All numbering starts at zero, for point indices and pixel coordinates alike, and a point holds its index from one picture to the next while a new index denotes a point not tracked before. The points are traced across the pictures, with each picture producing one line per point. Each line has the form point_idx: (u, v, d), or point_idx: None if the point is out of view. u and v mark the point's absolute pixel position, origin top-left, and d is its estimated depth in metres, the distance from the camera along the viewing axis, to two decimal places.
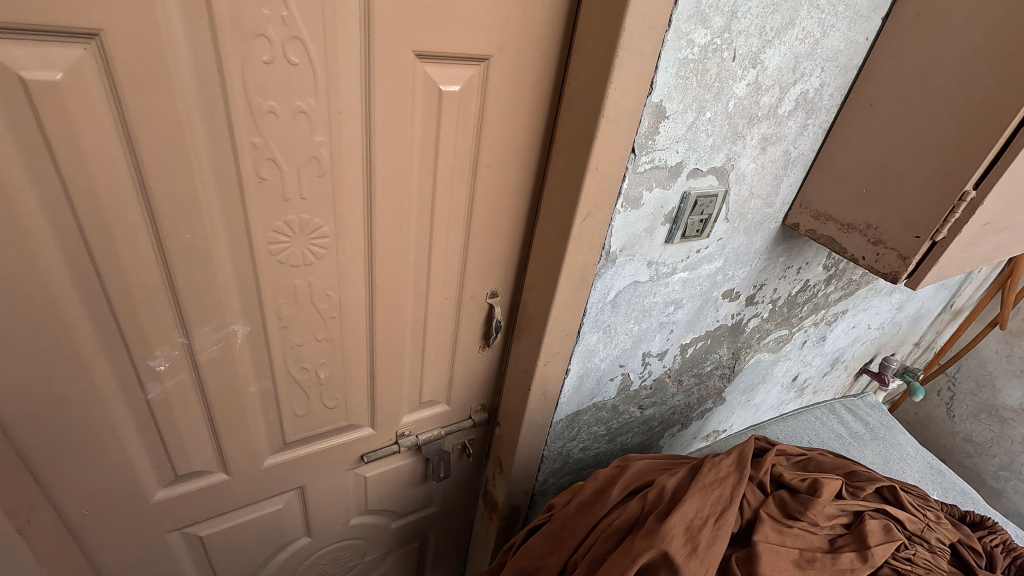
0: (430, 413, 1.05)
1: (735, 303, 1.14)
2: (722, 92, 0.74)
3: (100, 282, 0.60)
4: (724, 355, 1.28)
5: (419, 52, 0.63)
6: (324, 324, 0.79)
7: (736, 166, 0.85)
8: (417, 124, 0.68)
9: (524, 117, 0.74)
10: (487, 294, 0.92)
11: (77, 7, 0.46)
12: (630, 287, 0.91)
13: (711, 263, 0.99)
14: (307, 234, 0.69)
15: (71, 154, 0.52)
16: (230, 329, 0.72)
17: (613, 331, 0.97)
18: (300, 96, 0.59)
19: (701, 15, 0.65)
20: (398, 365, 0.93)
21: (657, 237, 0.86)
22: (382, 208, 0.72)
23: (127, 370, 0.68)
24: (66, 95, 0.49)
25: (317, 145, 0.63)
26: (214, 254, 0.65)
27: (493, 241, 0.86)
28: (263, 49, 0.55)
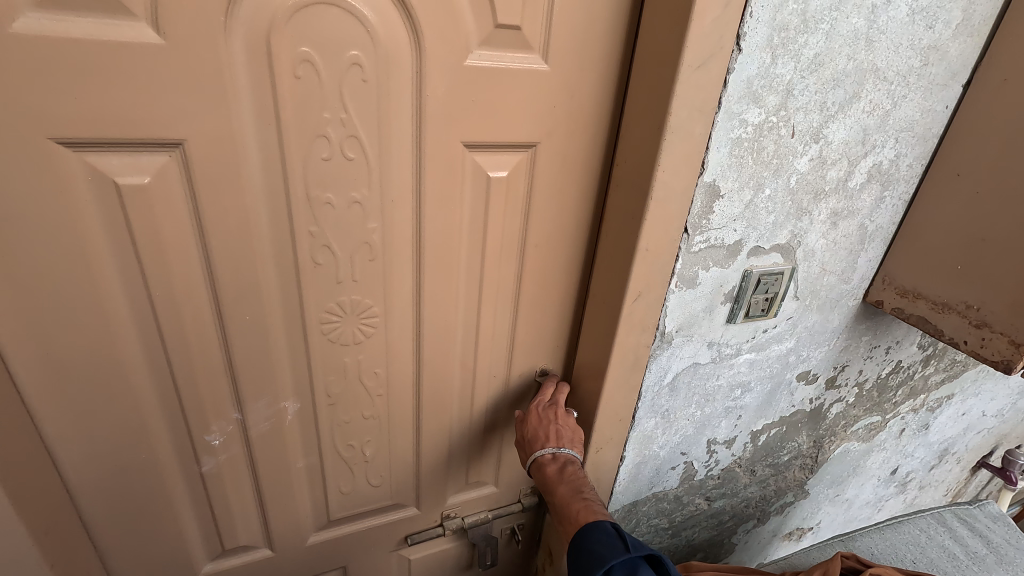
0: (478, 494, 1.01)
1: (814, 386, 1.03)
2: (781, 169, 0.70)
3: (167, 360, 0.64)
4: (804, 443, 1.15)
5: (468, 142, 0.66)
6: (372, 402, 0.80)
7: (804, 242, 0.79)
8: (465, 207, 0.70)
9: (572, 198, 0.74)
10: (536, 372, 0.90)
11: (166, 122, 0.53)
12: (690, 369, 0.85)
13: (782, 343, 0.91)
14: (358, 314, 0.71)
15: (151, 245, 0.58)
16: (281, 406, 0.74)
17: (672, 416, 0.90)
18: (353, 187, 0.63)
19: (754, 95, 0.63)
20: (444, 443, 0.91)
21: (717, 317, 0.80)
22: (431, 288, 0.73)
23: (185, 443, 0.71)
24: (151, 197, 0.55)
25: (370, 232, 0.66)
26: (270, 333, 0.68)
27: (542, 319, 0.84)
28: (323, 147, 0.60)
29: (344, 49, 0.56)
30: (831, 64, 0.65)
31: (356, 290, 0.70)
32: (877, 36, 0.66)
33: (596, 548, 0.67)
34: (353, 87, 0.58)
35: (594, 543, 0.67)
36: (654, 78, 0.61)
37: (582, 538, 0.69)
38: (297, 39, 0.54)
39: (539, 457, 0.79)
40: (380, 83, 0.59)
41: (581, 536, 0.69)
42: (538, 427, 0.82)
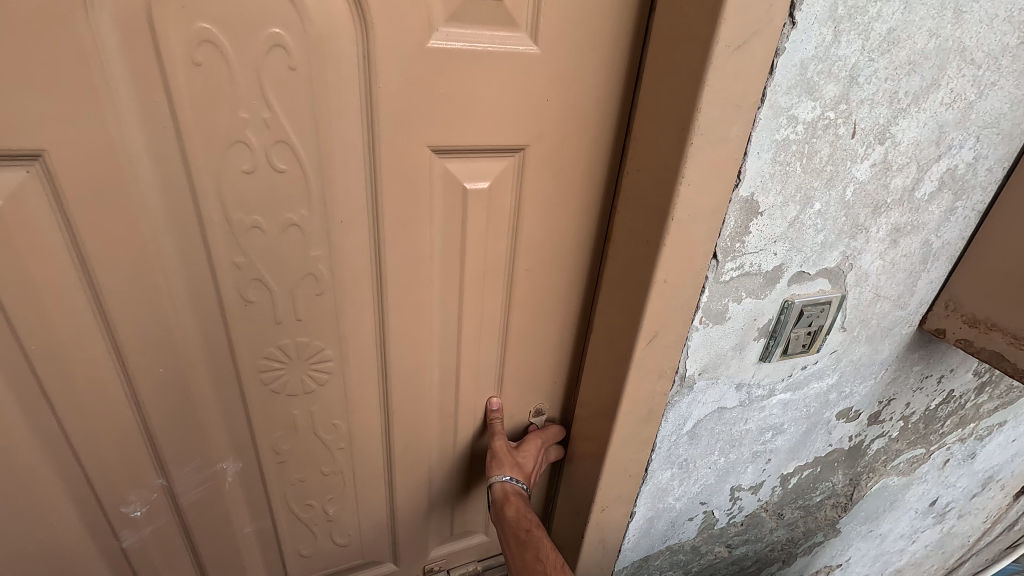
0: (463, 545, 0.87)
1: (855, 423, 0.89)
2: (836, 178, 0.55)
3: (60, 427, 0.51)
4: (839, 482, 1.01)
5: (436, 146, 0.51)
6: (331, 456, 0.67)
7: (856, 264, 0.64)
8: (438, 230, 0.56)
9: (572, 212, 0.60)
10: (528, 412, 0.76)
11: (17, 127, 0.39)
12: (713, 414, 0.71)
13: (822, 380, 0.77)
14: (306, 359, 0.58)
15: (22, 290, 0.44)
16: (218, 467, 0.62)
17: (691, 465, 0.77)
18: (289, 207, 0.49)
19: (808, 84, 0.48)
20: (424, 498, 0.77)
21: (748, 355, 0.66)
22: (397, 325, 0.60)
23: (98, 518, 0.58)
24: (12, 226, 0.42)
25: (313, 261, 0.53)
26: (195, 387, 0.55)
27: (538, 355, 0.70)
28: (243, 157, 0.46)
29: (258, 29, 0.42)
30: (908, 42, 0.50)
31: (302, 332, 0.56)
32: (968, 5, 0.50)
33: None
34: (276, 79, 0.44)
35: None
36: (675, 64, 0.47)
37: None
38: (193, 15, 0.40)
39: (521, 487, 0.70)
40: (313, 74, 0.45)
41: None
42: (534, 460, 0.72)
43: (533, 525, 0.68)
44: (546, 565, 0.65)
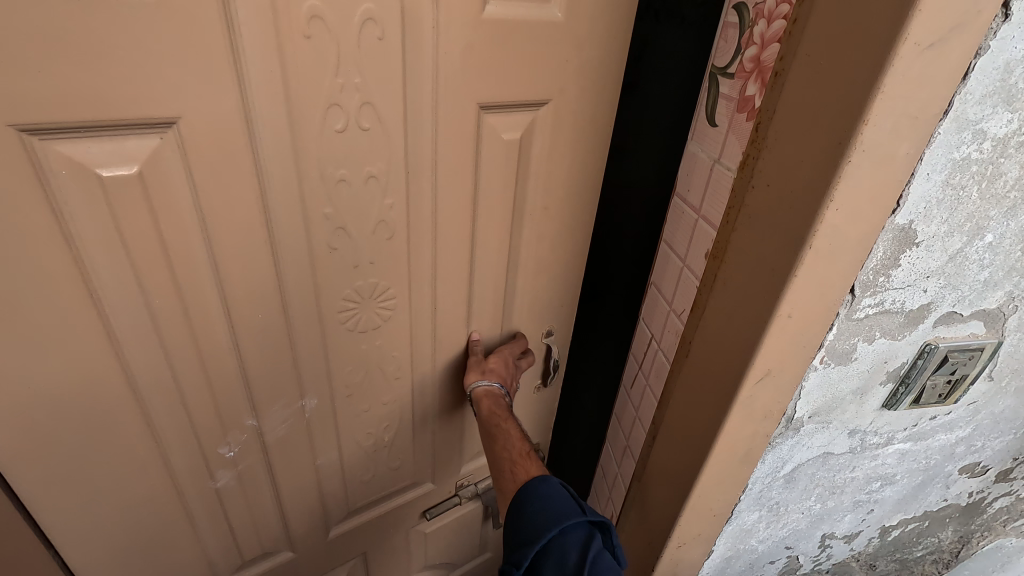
0: (488, 460, 0.92)
1: (979, 479, 0.77)
2: (1020, 206, 0.45)
3: (173, 379, 0.53)
4: (946, 538, 0.89)
5: (483, 104, 0.56)
6: (390, 388, 0.71)
7: (1021, 307, 0.54)
8: (483, 180, 0.61)
9: (584, 144, 0.68)
10: (542, 334, 0.85)
11: (153, 96, 0.41)
12: (817, 459, 0.63)
13: (950, 432, 0.66)
14: (375, 298, 0.61)
15: (148, 251, 0.46)
16: (299, 405, 0.64)
17: (782, 509, 0.69)
18: (369, 162, 0.53)
19: (1008, 93, 0.39)
20: (457, 428, 0.84)
21: (870, 400, 0.58)
22: (447, 266, 0.65)
23: (198, 463, 0.60)
24: (150, 186, 0.44)
25: (387, 209, 0.57)
26: (287, 336, 0.58)
27: (549, 285, 0.79)
28: (337, 117, 0.49)
29: (355, 4, 0.45)
30: None
31: (375, 273, 0.60)
32: None
33: (538, 506, 0.57)
34: (369, 48, 0.47)
35: (553, 493, 0.58)
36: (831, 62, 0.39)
37: (524, 495, 0.59)
38: None
39: (496, 389, 0.72)
40: (401, 42, 0.48)
41: (524, 490, 0.59)
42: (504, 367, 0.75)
43: (504, 419, 0.69)
44: (512, 455, 0.66)
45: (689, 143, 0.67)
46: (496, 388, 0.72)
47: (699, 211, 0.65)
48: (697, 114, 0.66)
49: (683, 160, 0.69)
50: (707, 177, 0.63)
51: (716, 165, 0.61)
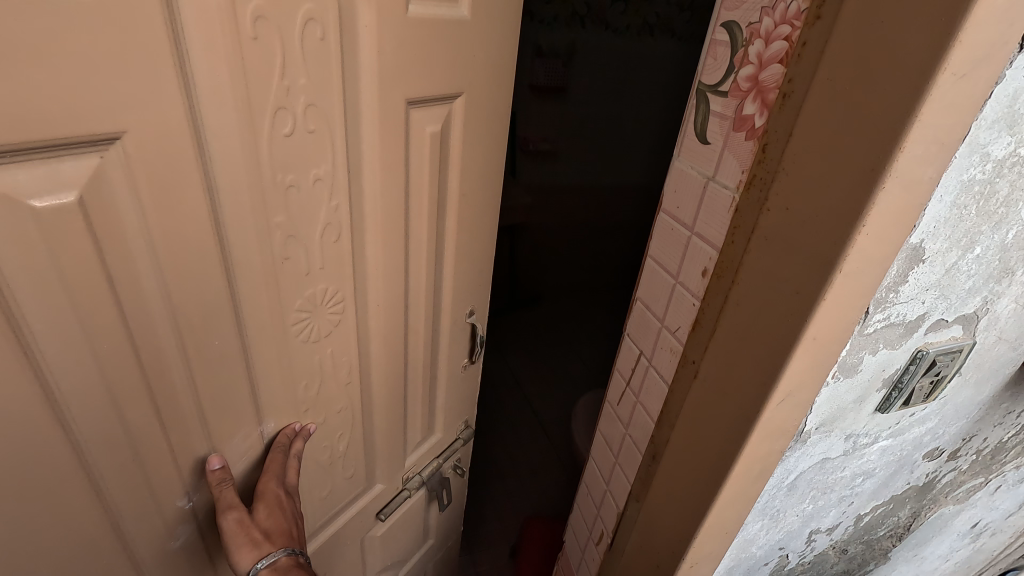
0: (430, 446, 1.03)
1: (936, 460, 0.84)
2: (1004, 220, 0.48)
3: (120, 419, 0.49)
4: (903, 515, 0.96)
5: (409, 98, 0.61)
6: (341, 393, 0.74)
7: (991, 309, 0.58)
8: (412, 172, 0.67)
9: (488, 139, 0.77)
10: (465, 314, 0.93)
11: (97, 112, 0.38)
12: (816, 465, 0.65)
13: (922, 425, 0.71)
14: (326, 304, 0.64)
15: (90, 284, 0.43)
16: (259, 432, 0.65)
17: (780, 514, 0.71)
18: (314, 164, 0.55)
19: (1012, 117, 0.41)
20: (400, 424, 0.90)
21: (867, 406, 0.60)
22: (386, 263, 0.69)
23: (152, 520, 0.58)
24: (92, 211, 0.41)
25: (332, 210, 0.59)
26: (241, 353, 0.58)
27: (470, 266, 0.87)
28: (286, 121, 0.50)
29: (297, 5, 0.46)
30: None
31: (323, 279, 0.62)
32: None
33: None
34: (313, 48, 0.49)
35: None
36: (854, 85, 0.40)
37: None
38: None
39: (288, 556, 0.63)
40: (339, 43, 0.51)
41: None
42: (281, 516, 0.65)
43: None
44: None
45: (676, 159, 0.67)
46: (289, 555, 0.63)
47: (693, 229, 0.64)
48: (685, 130, 0.65)
49: (670, 175, 0.68)
50: (700, 195, 0.63)
51: (709, 184, 0.61)
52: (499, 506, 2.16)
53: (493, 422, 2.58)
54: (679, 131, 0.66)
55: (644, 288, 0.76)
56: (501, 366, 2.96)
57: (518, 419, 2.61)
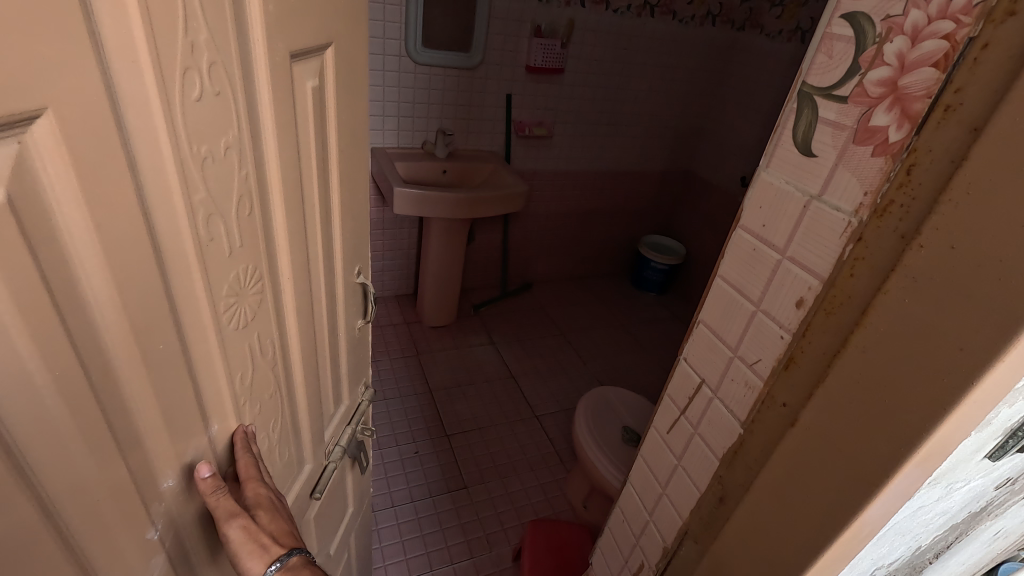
0: (341, 417, 0.99)
1: (999, 488, 0.78)
2: None
3: (76, 459, 0.42)
4: (948, 538, 0.91)
5: (291, 51, 0.58)
6: (271, 378, 0.68)
7: None
8: (302, 131, 0.64)
9: (353, 97, 0.76)
10: (353, 272, 0.91)
11: (14, 83, 0.31)
12: (912, 512, 0.59)
13: (1010, 462, 0.64)
14: (247, 286, 0.58)
15: (29, 296, 0.35)
16: (207, 435, 0.58)
17: (859, 559, 0.65)
18: (224, 131, 0.49)
19: None
20: (317, 399, 0.85)
21: (980, 455, 0.53)
22: (289, 229, 0.65)
23: (121, 565, 0.50)
24: (19, 212, 0.33)
25: (243, 180, 0.54)
26: (184, 358, 0.51)
27: (353, 228, 0.87)
28: (194, 85, 0.44)
29: None
30: None
31: (244, 257, 0.57)
32: None
33: None
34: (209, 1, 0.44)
35: None
36: None
37: None
38: None
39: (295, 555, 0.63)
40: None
41: None
42: (279, 517, 0.64)
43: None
44: None
45: (764, 170, 0.60)
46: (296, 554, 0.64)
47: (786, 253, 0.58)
48: (778, 138, 0.58)
49: (754, 188, 0.61)
50: (798, 215, 0.56)
51: (812, 203, 0.54)
52: (497, 503, 2.12)
53: (488, 416, 2.50)
54: (770, 138, 0.59)
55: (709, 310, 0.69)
56: (494, 358, 2.88)
57: (512, 413, 2.54)
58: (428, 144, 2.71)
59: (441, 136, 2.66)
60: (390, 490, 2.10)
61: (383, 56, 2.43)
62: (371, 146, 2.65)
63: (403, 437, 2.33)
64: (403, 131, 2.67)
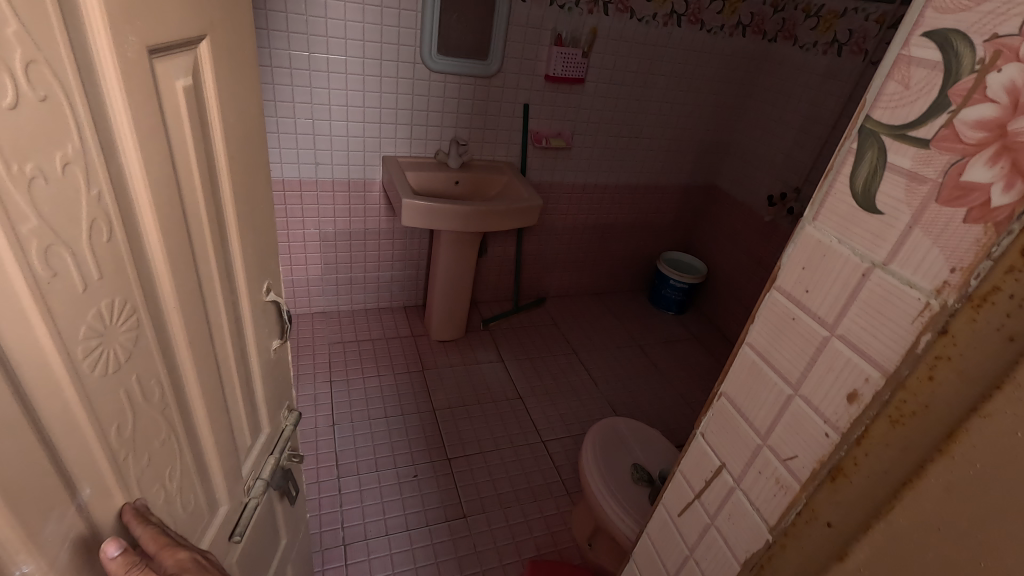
0: (262, 446, 0.91)
1: None
2: None
3: None
4: None
5: (150, 47, 0.49)
6: (162, 423, 0.59)
7: None
8: (175, 139, 0.56)
9: (239, 101, 0.69)
10: (262, 290, 0.84)
11: None
12: None
13: None
14: (117, 323, 0.49)
15: None
16: (76, 506, 0.48)
17: None
18: (59, 144, 0.41)
19: None
20: (230, 433, 0.77)
21: None
22: (170, 252, 0.57)
23: None
24: None
25: (96, 201, 0.45)
26: (24, 421, 0.41)
27: (255, 241, 0.79)
28: (3, 87, 0.35)
29: None
30: None
31: (106, 291, 0.48)
32: None
33: None
34: None
35: None
36: None
37: None
38: None
39: None
40: None
41: None
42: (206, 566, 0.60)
43: None
44: None
45: (809, 225, 0.57)
46: None
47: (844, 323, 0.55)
48: (830, 188, 0.54)
49: (799, 245, 0.58)
50: (857, 282, 0.53)
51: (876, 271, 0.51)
52: (497, 534, 2.01)
53: (492, 439, 2.39)
54: (820, 187, 0.55)
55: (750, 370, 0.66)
56: (502, 376, 2.77)
57: (517, 437, 2.43)
58: (441, 154, 2.63)
59: (455, 146, 2.59)
60: (385, 516, 2.01)
61: (397, 63, 2.36)
62: (384, 154, 2.58)
63: (402, 458, 2.24)
64: (417, 140, 2.60)
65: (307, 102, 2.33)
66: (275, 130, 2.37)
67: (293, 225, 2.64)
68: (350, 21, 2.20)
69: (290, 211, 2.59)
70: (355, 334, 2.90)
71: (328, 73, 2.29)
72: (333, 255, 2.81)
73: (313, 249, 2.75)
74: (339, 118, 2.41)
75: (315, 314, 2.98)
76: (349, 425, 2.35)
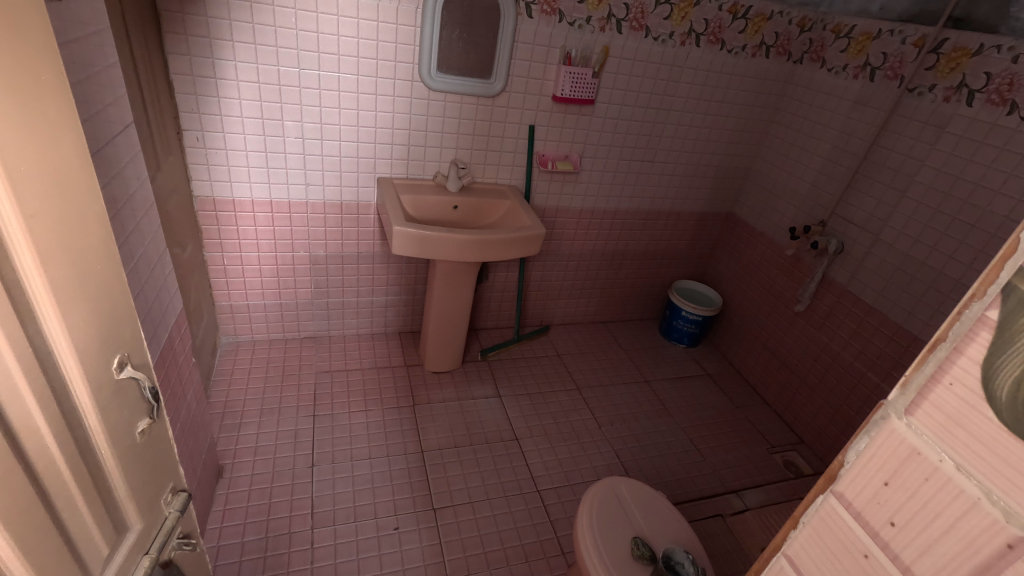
0: (132, 548, 0.79)
1: None
2: None
3: None
4: None
5: None
6: None
7: None
8: None
9: (42, 144, 0.54)
10: (114, 366, 0.71)
11: None
12: None
13: None
14: None
15: None
16: None
17: None
18: None
19: None
20: (57, 548, 0.63)
21: None
22: None
23: None
24: None
25: None
26: None
27: (90, 311, 0.65)
28: None
29: None
30: None
31: None
32: None
33: None
34: None
35: None
36: None
37: None
38: None
39: None
40: None
41: None
42: None
43: None
44: None
45: (897, 417, 0.47)
46: None
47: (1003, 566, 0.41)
48: (941, 370, 0.45)
49: (877, 440, 0.49)
50: (990, 539, 0.42)
51: None
52: None
53: (482, 486, 2.21)
54: (924, 365, 0.45)
55: (794, 565, 0.58)
56: (498, 414, 2.59)
57: (510, 484, 2.24)
58: (440, 175, 2.48)
59: (454, 168, 2.45)
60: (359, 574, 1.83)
61: (394, 81, 2.22)
62: (379, 176, 2.44)
63: (385, 506, 2.07)
64: (414, 161, 2.45)
65: (297, 120, 2.19)
66: (262, 150, 2.23)
67: (281, 247, 2.50)
68: (343, 36, 2.06)
69: (277, 233, 2.46)
70: (345, 363, 2.74)
71: (320, 90, 2.15)
72: (324, 279, 2.67)
73: (302, 272, 2.60)
74: (332, 137, 2.27)
75: (304, 340, 2.84)
76: (330, 467, 2.18)
